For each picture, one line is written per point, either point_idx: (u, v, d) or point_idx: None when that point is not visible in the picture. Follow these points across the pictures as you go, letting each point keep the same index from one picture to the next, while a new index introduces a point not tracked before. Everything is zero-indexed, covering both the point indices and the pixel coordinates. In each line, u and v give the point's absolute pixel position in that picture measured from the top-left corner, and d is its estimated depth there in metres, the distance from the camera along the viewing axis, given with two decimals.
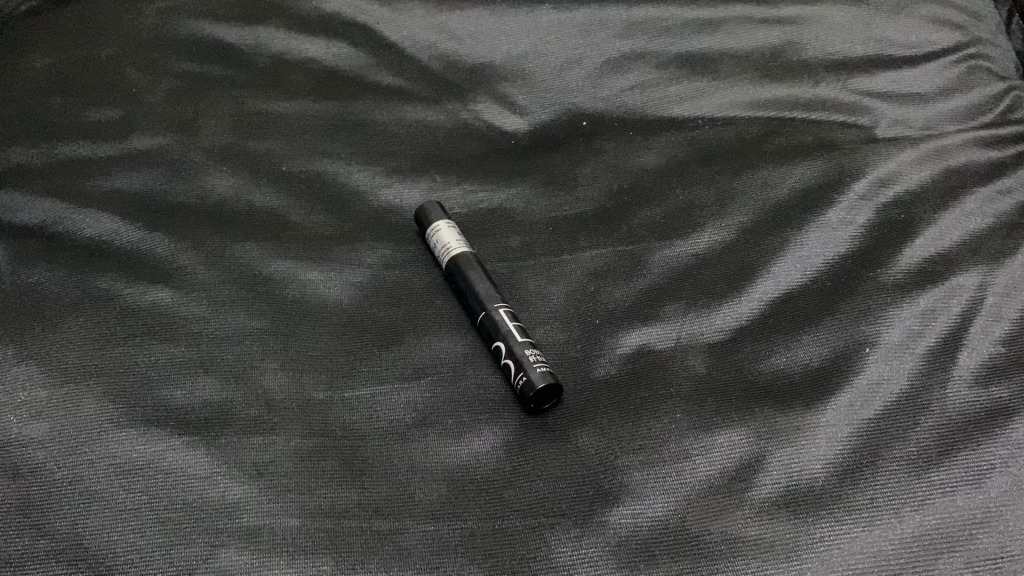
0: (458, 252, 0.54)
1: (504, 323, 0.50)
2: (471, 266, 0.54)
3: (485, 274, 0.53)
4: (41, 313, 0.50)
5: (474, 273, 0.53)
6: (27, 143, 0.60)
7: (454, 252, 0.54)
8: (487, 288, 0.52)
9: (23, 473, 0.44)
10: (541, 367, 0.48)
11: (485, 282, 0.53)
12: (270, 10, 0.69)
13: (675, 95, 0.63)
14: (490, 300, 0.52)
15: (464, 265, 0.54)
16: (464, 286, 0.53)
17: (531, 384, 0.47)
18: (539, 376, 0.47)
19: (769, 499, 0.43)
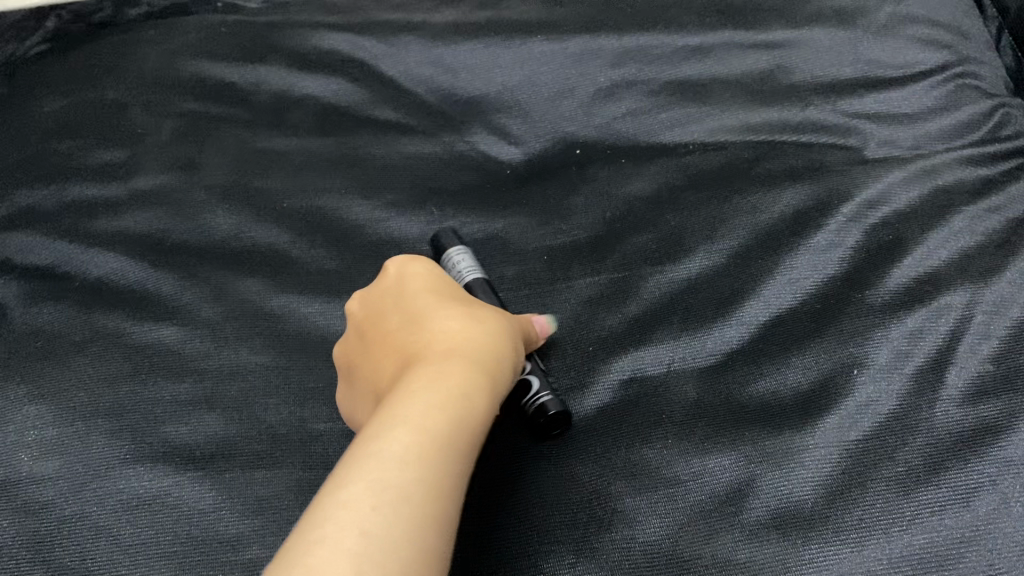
0: (469, 277, 0.55)
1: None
2: (480, 292, 0.54)
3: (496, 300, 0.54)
4: (50, 352, 0.52)
5: (484, 295, 0.54)
6: (36, 184, 0.62)
7: (466, 276, 0.55)
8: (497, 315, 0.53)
9: (33, 509, 0.46)
10: (551, 394, 0.49)
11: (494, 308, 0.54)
12: (267, 46, 0.70)
13: (665, 121, 0.64)
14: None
15: (474, 291, 0.54)
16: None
17: (543, 409, 0.48)
18: (551, 402, 0.48)
19: (761, 522, 0.44)
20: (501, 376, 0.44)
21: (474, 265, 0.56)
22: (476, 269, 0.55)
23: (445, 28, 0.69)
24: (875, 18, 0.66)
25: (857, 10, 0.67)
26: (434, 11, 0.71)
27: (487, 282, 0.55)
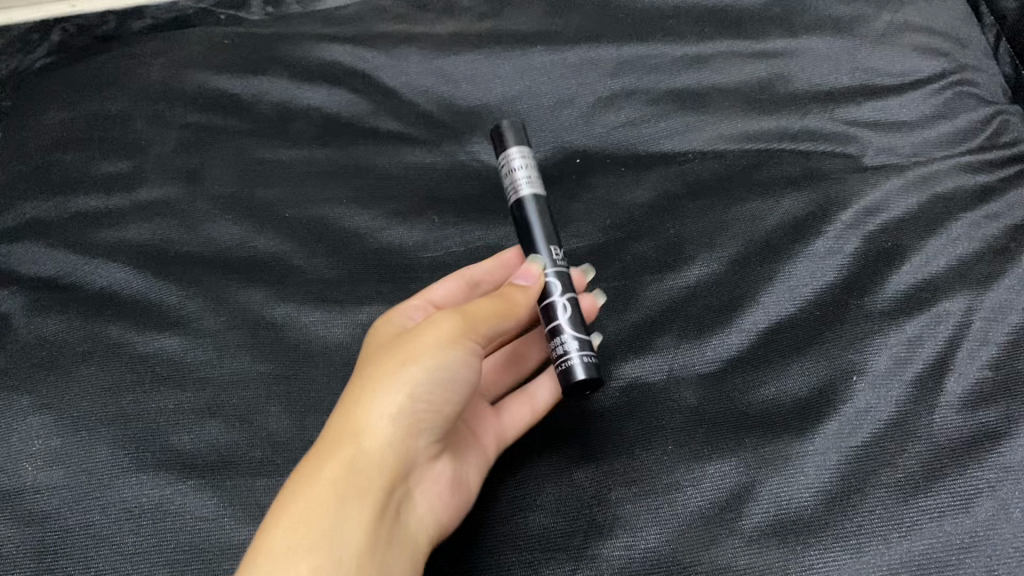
0: (525, 191, 0.51)
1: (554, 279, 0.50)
2: (535, 212, 0.51)
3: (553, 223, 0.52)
4: (54, 362, 0.53)
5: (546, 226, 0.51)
6: (41, 196, 0.63)
7: (521, 190, 0.51)
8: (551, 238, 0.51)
9: (39, 518, 0.47)
10: (587, 357, 0.48)
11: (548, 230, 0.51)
12: (270, 57, 0.70)
13: (664, 131, 0.64)
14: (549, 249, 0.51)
15: (528, 208, 0.51)
16: (525, 229, 0.52)
17: (572, 374, 0.48)
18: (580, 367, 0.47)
19: (761, 528, 0.44)
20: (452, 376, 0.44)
21: (533, 177, 0.52)
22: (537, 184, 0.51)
23: (447, 38, 0.70)
24: (872, 26, 0.67)
25: (854, 19, 0.67)
26: (435, 21, 0.72)
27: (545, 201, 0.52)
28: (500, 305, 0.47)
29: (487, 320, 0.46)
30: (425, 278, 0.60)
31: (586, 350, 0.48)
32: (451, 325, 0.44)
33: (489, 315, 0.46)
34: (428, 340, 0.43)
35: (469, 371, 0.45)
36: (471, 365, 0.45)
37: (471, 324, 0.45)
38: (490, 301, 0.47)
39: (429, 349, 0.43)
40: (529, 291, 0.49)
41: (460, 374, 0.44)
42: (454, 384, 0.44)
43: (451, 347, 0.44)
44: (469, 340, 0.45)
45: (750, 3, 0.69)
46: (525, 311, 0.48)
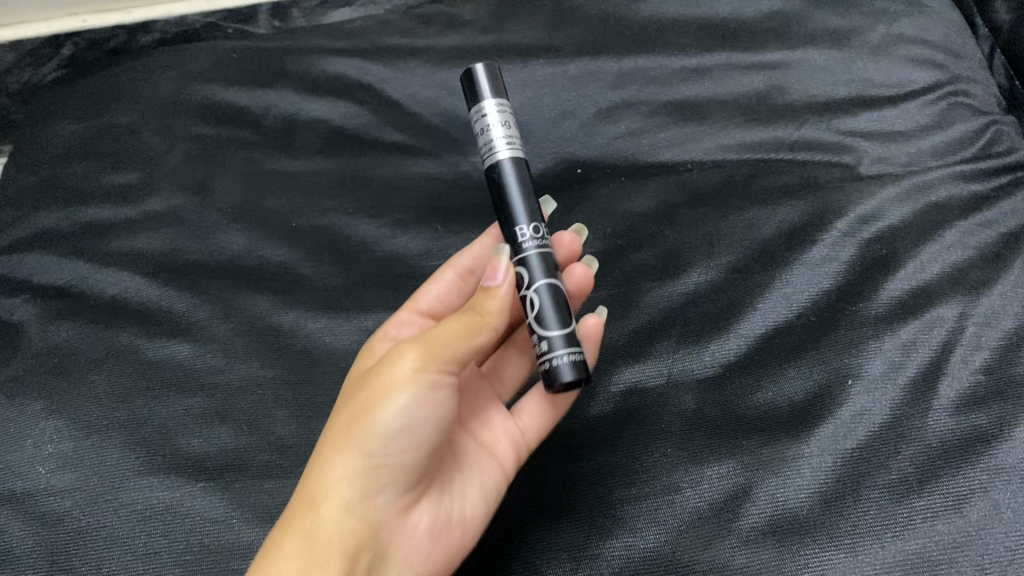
0: (502, 154, 0.50)
1: (535, 263, 0.49)
2: (513, 176, 0.50)
3: (531, 186, 0.50)
4: (66, 369, 0.54)
5: (523, 183, 0.50)
6: (53, 206, 0.64)
7: (497, 153, 0.50)
8: (531, 206, 0.50)
9: (51, 521, 0.48)
10: (572, 357, 0.47)
11: (526, 196, 0.50)
12: (277, 71, 0.72)
13: (665, 141, 0.65)
14: (527, 218, 0.50)
15: (505, 172, 0.50)
16: (502, 194, 0.50)
17: (559, 375, 0.47)
18: (564, 369, 0.46)
19: (758, 529, 0.45)
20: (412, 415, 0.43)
21: (509, 137, 0.50)
22: (513, 147, 0.50)
23: (451, 51, 0.71)
24: (868, 39, 0.68)
25: (851, 31, 0.68)
26: (439, 35, 0.73)
27: (522, 162, 0.50)
28: (467, 324, 0.46)
29: (451, 342, 0.45)
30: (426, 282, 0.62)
31: (570, 349, 0.47)
32: (409, 363, 0.43)
33: (452, 337, 0.45)
34: (386, 386, 0.43)
35: (436, 407, 0.44)
36: (437, 399, 0.44)
37: (430, 358, 0.44)
38: (457, 323, 0.46)
39: (386, 399, 0.43)
40: (500, 290, 0.48)
41: (423, 414, 0.43)
42: (419, 426, 0.43)
43: (408, 390, 0.43)
44: (429, 374, 0.44)
45: (748, 15, 0.70)
46: (499, 318, 0.48)
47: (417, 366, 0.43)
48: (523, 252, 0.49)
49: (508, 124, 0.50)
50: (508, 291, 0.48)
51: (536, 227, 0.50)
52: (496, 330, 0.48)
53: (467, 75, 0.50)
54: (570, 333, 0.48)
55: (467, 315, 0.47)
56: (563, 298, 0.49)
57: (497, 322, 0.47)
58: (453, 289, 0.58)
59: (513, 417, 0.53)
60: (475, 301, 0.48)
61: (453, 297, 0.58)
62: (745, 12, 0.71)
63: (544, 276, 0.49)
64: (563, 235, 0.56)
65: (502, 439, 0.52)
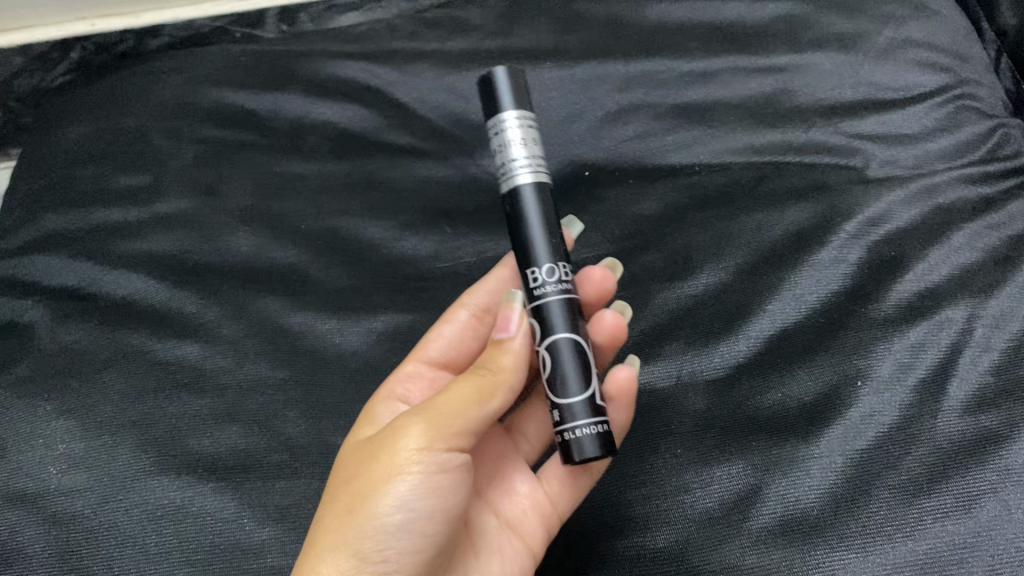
0: (522, 179, 0.49)
1: (558, 313, 0.48)
2: (533, 202, 0.49)
3: (552, 213, 0.50)
4: (76, 370, 0.54)
5: (542, 208, 0.49)
6: (63, 208, 0.64)
7: (518, 177, 0.49)
8: (551, 232, 0.49)
9: (62, 520, 0.48)
10: (596, 429, 0.46)
11: (546, 226, 0.49)
12: (285, 73, 0.71)
13: (673, 143, 0.65)
14: (547, 250, 0.49)
15: (525, 198, 0.49)
16: (522, 222, 0.49)
17: (577, 449, 0.45)
18: (587, 443, 0.45)
19: (767, 529, 0.46)
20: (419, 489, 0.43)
21: (530, 160, 0.49)
22: (534, 171, 0.49)
23: (459, 54, 0.71)
24: (875, 42, 0.68)
25: (858, 34, 0.68)
26: (447, 38, 0.74)
27: (542, 186, 0.49)
28: (477, 389, 0.45)
29: (460, 413, 0.44)
30: (437, 285, 0.62)
31: (595, 422, 0.46)
32: (412, 442, 0.43)
33: (460, 408, 0.44)
34: (387, 469, 0.42)
35: (440, 491, 0.43)
36: (442, 482, 0.43)
37: (438, 433, 0.43)
38: (466, 390, 0.45)
39: (388, 484, 0.42)
40: (512, 346, 0.48)
41: (425, 502, 0.43)
42: (421, 513, 0.43)
43: (410, 474, 0.42)
44: (433, 454, 0.43)
45: (755, 18, 0.70)
46: (514, 374, 0.47)
47: (420, 446, 0.43)
48: (545, 292, 0.48)
49: (528, 142, 0.49)
50: (521, 344, 0.48)
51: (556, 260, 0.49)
52: (511, 389, 0.47)
53: (487, 83, 0.49)
54: (595, 401, 0.46)
55: (480, 377, 0.46)
56: (586, 356, 0.47)
57: (512, 379, 0.47)
58: (464, 331, 0.59)
59: (539, 484, 0.53)
60: (489, 357, 0.47)
61: (466, 339, 0.59)
62: (752, 15, 0.71)
63: (567, 329, 0.48)
64: (592, 270, 0.56)
65: (525, 509, 0.51)
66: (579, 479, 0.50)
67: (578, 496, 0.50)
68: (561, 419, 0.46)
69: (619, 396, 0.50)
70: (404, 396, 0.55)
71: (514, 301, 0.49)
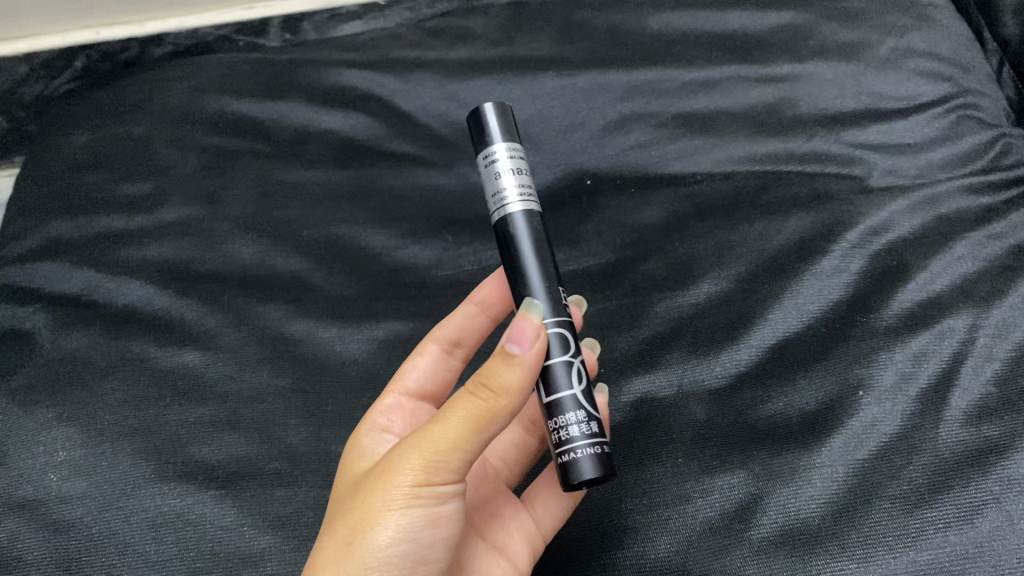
0: (514, 207, 0.49)
1: (554, 337, 0.46)
2: (525, 229, 0.48)
3: (545, 241, 0.49)
4: (78, 377, 0.54)
5: (535, 236, 0.49)
6: (65, 215, 0.64)
7: (509, 206, 0.49)
8: (545, 261, 0.49)
9: (62, 528, 0.48)
10: (594, 450, 0.44)
11: (540, 252, 0.49)
12: (288, 82, 0.72)
13: (674, 152, 0.65)
14: (541, 277, 0.48)
15: (517, 225, 0.48)
16: (515, 250, 0.48)
17: (576, 470, 0.44)
18: (585, 464, 0.44)
19: (769, 539, 0.46)
20: (414, 521, 0.42)
21: (520, 188, 0.49)
22: (524, 198, 0.49)
23: (461, 63, 0.71)
24: (877, 52, 0.68)
25: (860, 44, 0.69)
26: (449, 48, 0.74)
27: (534, 215, 0.49)
28: (474, 416, 0.41)
29: (457, 449, 0.41)
30: (437, 294, 0.62)
31: (593, 442, 0.45)
32: (407, 477, 0.41)
33: (456, 441, 0.41)
34: (384, 503, 0.41)
35: (438, 522, 0.43)
36: (439, 511, 0.43)
37: (433, 469, 0.41)
38: (462, 418, 0.41)
39: (382, 519, 0.41)
40: (522, 361, 0.42)
41: (423, 532, 0.42)
42: (420, 542, 0.42)
43: (404, 511, 0.41)
44: (429, 488, 0.41)
45: (757, 28, 0.71)
46: (517, 395, 0.42)
47: (416, 481, 0.41)
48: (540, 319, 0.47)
49: (517, 172, 0.50)
50: (529, 363, 0.42)
51: (550, 286, 0.48)
52: (512, 408, 0.42)
53: (476, 117, 0.50)
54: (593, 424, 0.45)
55: (477, 401, 0.41)
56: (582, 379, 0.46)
57: (514, 400, 0.42)
58: (438, 365, 0.56)
59: (525, 508, 0.52)
60: (490, 370, 0.42)
61: (440, 371, 0.56)
62: (755, 25, 0.71)
63: (563, 352, 0.46)
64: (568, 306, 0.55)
65: (515, 533, 0.51)
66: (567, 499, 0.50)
67: (565, 514, 0.51)
68: (559, 440, 0.45)
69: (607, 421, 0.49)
70: (387, 427, 0.52)
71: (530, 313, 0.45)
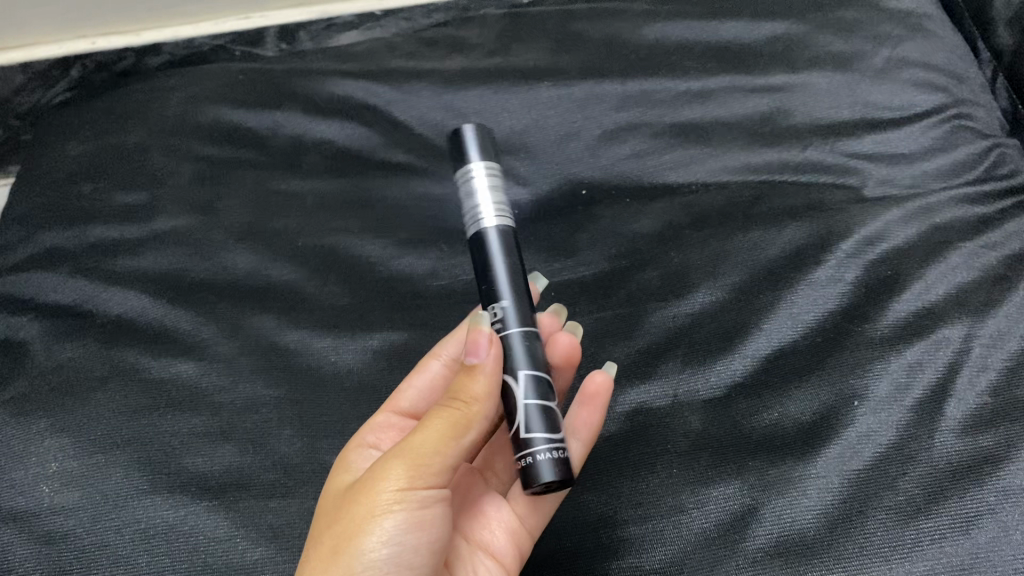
0: (487, 222, 0.49)
1: (520, 346, 0.47)
2: (497, 244, 0.49)
3: (518, 258, 0.49)
4: (70, 387, 0.54)
5: (508, 252, 0.49)
6: (59, 225, 0.64)
7: (482, 220, 0.49)
8: (517, 276, 0.49)
9: (55, 539, 0.48)
10: (554, 453, 0.44)
11: (512, 268, 0.49)
12: (283, 92, 0.72)
13: (669, 162, 0.65)
14: (510, 291, 0.48)
15: (490, 240, 0.49)
16: (487, 264, 0.49)
17: (537, 474, 0.44)
18: (544, 467, 0.43)
19: (764, 550, 0.46)
20: (399, 529, 0.42)
21: (495, 205, 0.50)
22: (497, 212, 0.49)
23: (456, 73, 0.71)
24: (871, 62, 0.68)
25: (854, 54, 0.69)
26: (445, 58, 0.74)
27: (508, 230, 0.50)
28: (452, 422, 0.43)
29: (437, 453, 0.42)
30: (433, 305, 0.61)
31: (553, 446, 0.44)
32: (393, 483, 0.42)
33: (436, 445, 0.42)
34: (371, 509, 0.42)
35: (422, 527, 0.43)
36: (424, 516, 0.43)
37: (417, 473, 0.42)
38: (442, 424, 0.43)
39: (369, 527, 0.41)
40: (486, 369, 0.44)
41: (409, 536, 0.42)
42: (407, 547, 0.42)
43: (390, 516, 0.41)
44: (416, 491, 0.42)
45: (752, 38, 0.71)
46: (488, 402, 0.44)
47: (400, 486, 0.42)
48: (506, 329, 0.47)
49: (493, 190, 0.51)
50: (492, 370, 0.44)
51: (519, 297, 0.48)
52: (487, 414, 0.44)
53: (456, 137, 0.52)
54: (555, 430, 0.45)
55: (452, 409, 0.44)
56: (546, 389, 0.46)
57: (487, 406, 0.44)
58: (438, 381, 0.55)
59: (508, 505, 0.52)
60: (460, 383, 0.44)
61: (438, 388, 0.55)
62: (750, 35, 0.71)
63: (529, 366, 0.46)
64: (542, 317, 0.55)
65: (499, 530, 0.50)
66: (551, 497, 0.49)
67: (550, 510, 0.50)
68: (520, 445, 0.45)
69: (597, 397, 0.51)
70: (376, 444, 0.51)
71: (482, 324, 0.46)
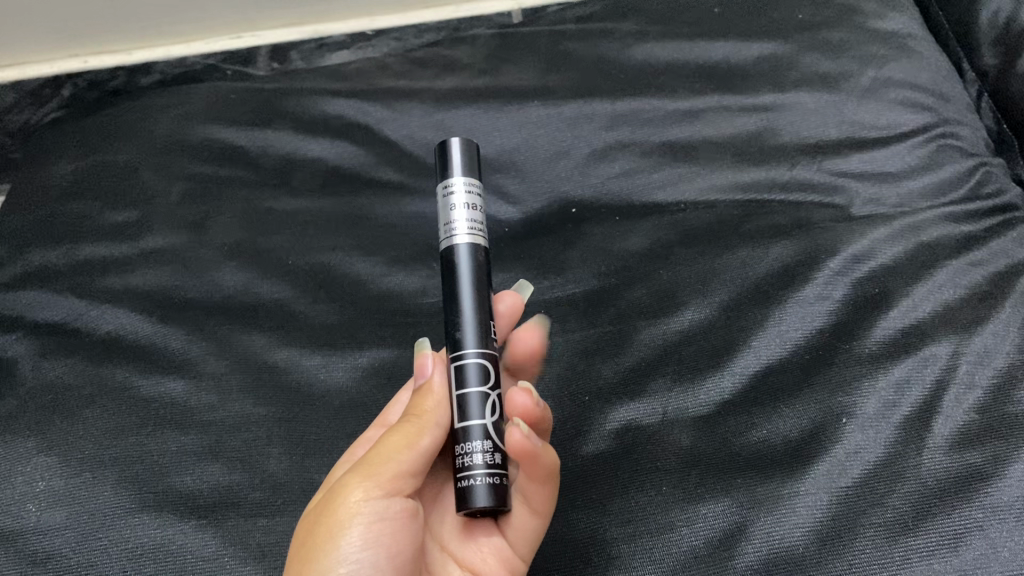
0: (459, 238, 0.50)
1: (474, 367, 0.47)
2: (466, 260, 0.49)
3: (484, 276, 0.50)
4: (59, 406, 0.54)
5: (475, 270, 0.49)
6: (48, 243, 0.64)
7: (455, 237, 0.50)
8: (481, 296, 0.49)
9: (41, 559, 0.48)
10: (490, 480, 0.44)
11: (478, 287, 0.49)
12: (274, 112, 0.72)
13: (658, 180, 0.65)
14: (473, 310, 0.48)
15: (459, 256, 0.49)
16: (453, 280, 0.49)
17: (470, 499, 0.44)
18: (479, 492, 0.44)
19: (752, 568, 0.46)
20: (358, 541, 0.43)
21: (469, 221, 0.50)
22: (469, 229, 0.50)
23: (447, 94, 0.72)
24: (858, 82, 0.69)
25: (840, 75, 0.69)
26: (435, 78, 0.74)
27: (478, 248, 0.50)
28: (404, 435, 0.46)
29: (392, 464, 0.45)
30: (424, 322, 0.60)
31: (490, 472, 0.45)
32: (351, 497, 0.44)
33: (391, 457, 0.45)
34: (334, 523, 0.43)
35: (382, 543, 0.44)
36: (383, 530, 0.44)
37: (374, 485, 0.44)
38: (395, 437, 0.45)
39: (329, 540, 0.43)
40: (433, 384, 0.47)
41: (370, 551, 0.43)
42: (367, 563, 0.43)
43: (348, 527, 0.43)
44: (375, 503, 0.44)
45: (739, 59, 0.71)
46: (439, 412, 0.47)
47: (358, 498, 0.44)
48: (462, 347, 0.47)
49: (471, 207, 0.51)
50: (441, 383, 0.47)
51: (480, 318, 0.48)
52: (442, 425, 0.47)
53: (441, 150, 0.52)
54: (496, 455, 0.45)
55: (405, 424, 0.46)
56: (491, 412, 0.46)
57: (438, 414, 0.46)
58: None
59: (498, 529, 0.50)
60: (414, 401, 0.47)
61: None
62: (737, 56, 0.72)
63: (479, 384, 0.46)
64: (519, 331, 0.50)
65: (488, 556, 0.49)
66: (515, 504, 0.49)
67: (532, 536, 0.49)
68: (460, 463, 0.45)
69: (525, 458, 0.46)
70: None
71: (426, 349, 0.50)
